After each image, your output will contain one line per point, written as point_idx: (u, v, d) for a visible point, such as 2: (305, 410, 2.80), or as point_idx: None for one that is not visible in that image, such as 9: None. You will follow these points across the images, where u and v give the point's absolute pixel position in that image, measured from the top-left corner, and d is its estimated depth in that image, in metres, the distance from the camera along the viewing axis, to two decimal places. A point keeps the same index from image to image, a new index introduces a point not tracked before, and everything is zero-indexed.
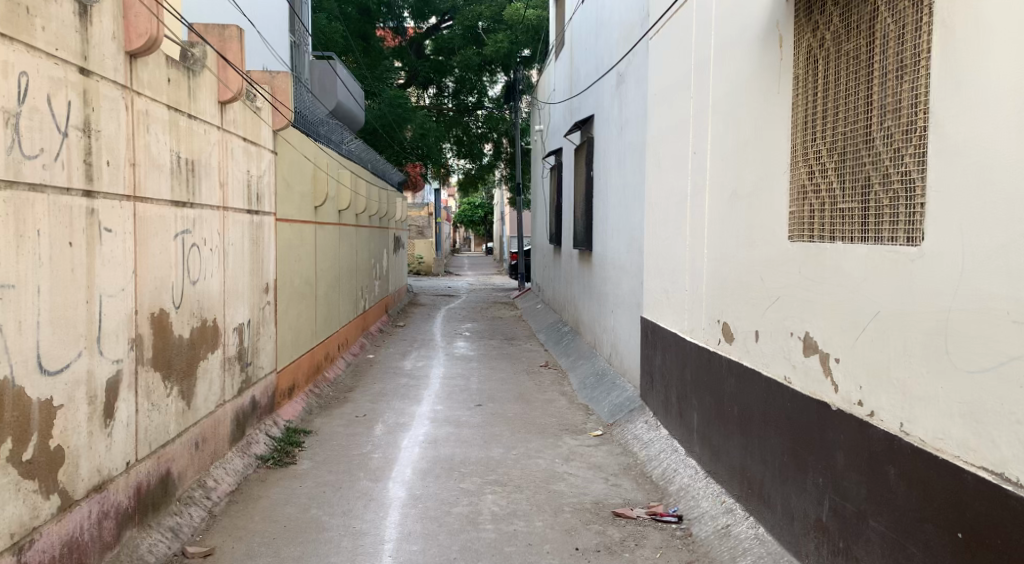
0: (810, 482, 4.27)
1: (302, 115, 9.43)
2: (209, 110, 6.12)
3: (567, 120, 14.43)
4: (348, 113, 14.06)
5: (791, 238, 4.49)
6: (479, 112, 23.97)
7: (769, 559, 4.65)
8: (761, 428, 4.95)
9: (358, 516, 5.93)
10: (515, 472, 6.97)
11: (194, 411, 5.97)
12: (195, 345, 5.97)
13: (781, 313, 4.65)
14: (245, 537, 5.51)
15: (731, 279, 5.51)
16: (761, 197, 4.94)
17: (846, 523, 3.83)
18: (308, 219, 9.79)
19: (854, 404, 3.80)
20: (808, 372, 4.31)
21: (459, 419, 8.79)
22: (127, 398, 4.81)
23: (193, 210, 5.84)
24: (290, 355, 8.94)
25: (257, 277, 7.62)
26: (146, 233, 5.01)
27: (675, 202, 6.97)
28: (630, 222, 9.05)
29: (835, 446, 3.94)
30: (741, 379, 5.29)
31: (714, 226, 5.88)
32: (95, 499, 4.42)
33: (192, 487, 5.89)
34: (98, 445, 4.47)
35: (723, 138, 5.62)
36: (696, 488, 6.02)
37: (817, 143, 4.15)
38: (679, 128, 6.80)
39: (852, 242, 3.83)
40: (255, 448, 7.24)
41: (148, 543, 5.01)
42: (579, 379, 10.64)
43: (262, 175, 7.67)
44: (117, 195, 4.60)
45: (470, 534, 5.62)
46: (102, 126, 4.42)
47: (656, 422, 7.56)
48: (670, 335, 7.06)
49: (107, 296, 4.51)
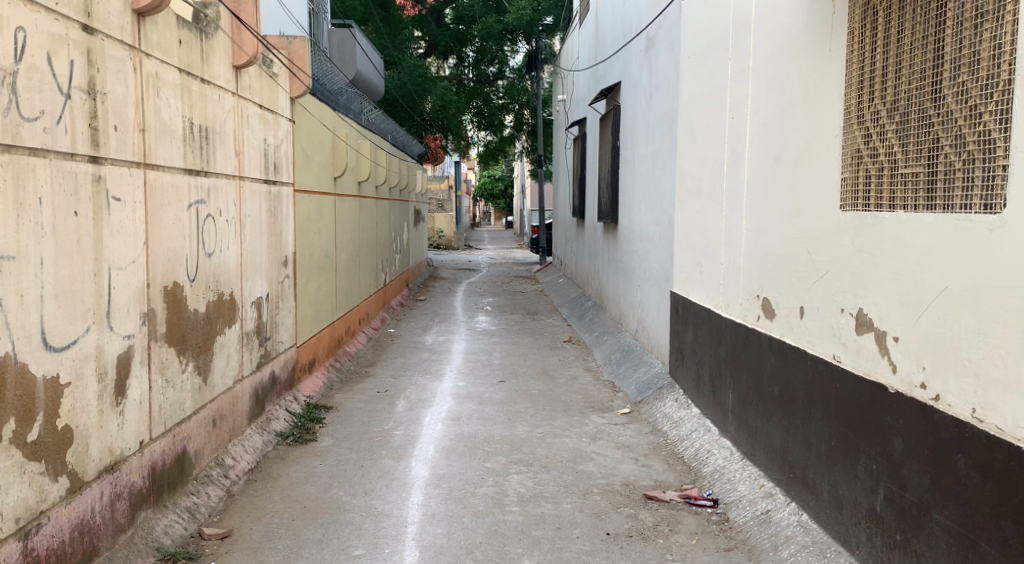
0: (861, 468, 4.03)
1: (321, 82, 9.16)
2: (223, 75, 5.87)
3: (592, 89, 14.09)
4: (367, 83, 13.75)
5: (843, 207, 4.19)
6: (500, 82, 23.93)
7: (815, 548, 4.40)
8: (805, 409, 4.69)
9: (381, 496, 5.72)
10: (541, 452, 6.74)
11: (211, 388, 5.77)
12: (212, 319, 5.76)
13: (830, 288, 4.36)
14: (263, 518, 5.32)
15: (773, 252, 5.21)
16: (809, 164, 4.63)
17: (906, 514, 3.59)
18: (327, 189, 9.55)
19: (916, 386, 3.53)
20: (862, 350, 4.02)
21: (482, 396, 8.57)
22: (139, 375, 4.60)
23: (207, 179, 5.60)
24: (310, 329, 8.75)
25: (275, 250, 7.40)
26: (158, 201, 4.77)
27: (709, 170, 6.67)
28: (659, 194, 8.73)
29: (893, 431, 3.69)
30: (783, 357, 5.01)
31: (754, 196, 5.57)
32: (107, 480, 4.23)
33: (209, 466, 5.71)
34: (110, 424, 4.26)
35: (766, 102, 5.28)
36: (732, 471, 5.77)
37: (875, 104, 3.86)
38: (715, 92, 6.48)
39: (916, 210, 3.54)
40: (275, 425, 7.06)
41: (164, 524, 4.82)
42: (605, 354, 10.40)
43: (279, 144, 7.43)
44: (125, 161, 4.35)
45: (496, 517, 5.40)
46: (108, 87, 4.17)
47: (687, 400, 7.30)
48: (702, 311, 6.79)
49: (117, 268, 4.29)
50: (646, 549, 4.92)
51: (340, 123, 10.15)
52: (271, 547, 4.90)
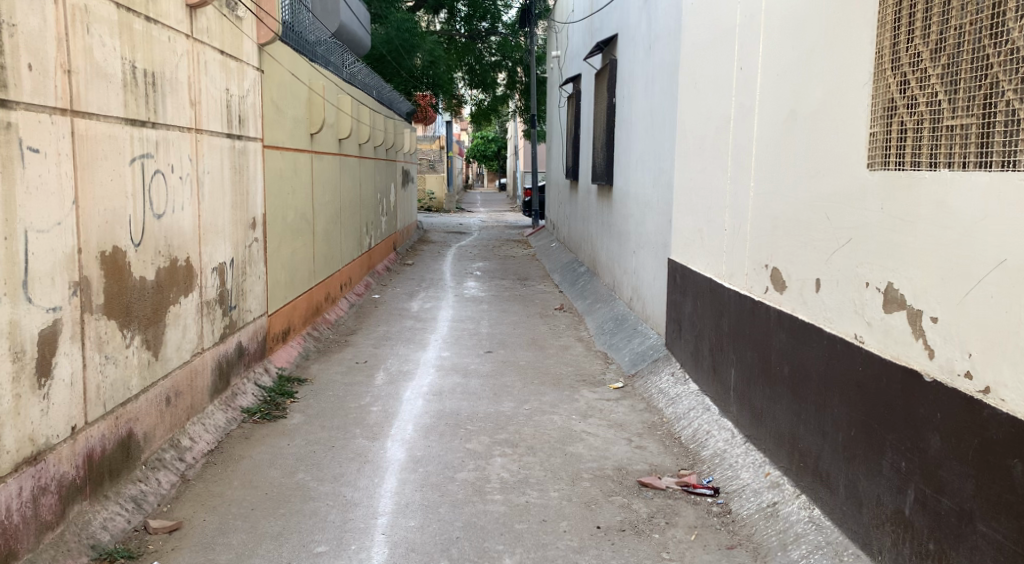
0: (885, 465, 3.55)
1: (294, 31, 8.56)
2: (174, 14, 5.28)
3: (586, 43, 13.47)
4: (353, 37, 13.07)
5: (871, 167, 3.67)
6: (493, 38, 23.05)
7: (830, 550, 3.93)
8: (820, 393, 4.18)
9: (351, 482, 5.21)
10: (527, 431, 6.24)
11: (163, 362, 5.25)
12: (162, 286, 5.21)
13: (853, 259, 3.83)
14: (219, 508, 4.81)
15: (785, 215, 4.68)
16: (828, 115, 4.09)
17: (942, 522, 3.16)
18: (303, 148, 8.95)
19: (959, 375, 3.06)
20: (891, 331, 3.51)
21: (467, 368, 8.06)
22: (69, 352, 4.06)
23: (155, 131, 5.02)
24: (283, 296, 8.20)
25: (241, 211, 6.82)
26: (90, 154, 4.19)
27: (712, 125, 6.10)
28: (657, 154, 8.17)
29: (928, 426, 3.22)
30: (795, 335, 4.49)
31: (764, 155, 5.01)
32: (28, 473, 3.72)
33: (163, 448, 5.20)
34: (30, 410, 3.73)
35: (781, 48, 4.72)
36: (733, 456, 5.29)
37: (915, 43, 3.34)
38: (720, 37, 5.91)
39: (966, 169, 3.06)
40: (240, 401, 6.55)
41: (103, 517, 4.31)
42: (598, 324, 9.87)
43: (245, 95, 6.82)
44: (45, 107, 3.79)
45: (476, 507, 4.91)
46: (20, 18, 3.60)
47: (684, 375, 6.79)
48: (702, 280, 6.28)
49: (36, 232, 3.73)
50: (640, 546, 4.44)
51: (317, 77, 9.51)
52: (225, 543, 4.40)
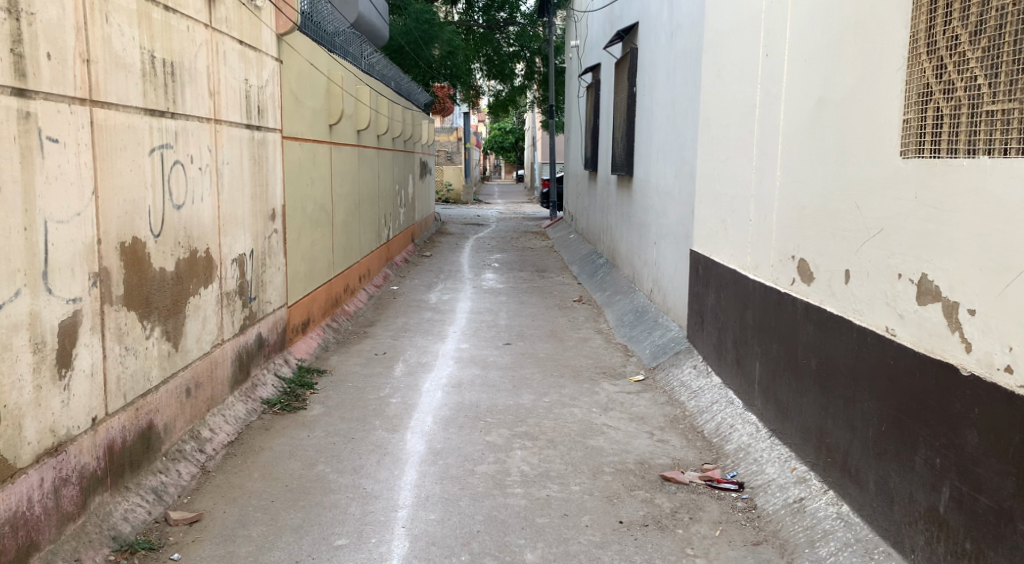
0: (918, 460, 3.46)
1: (312, 20, 8.51)
2: (193, 3, 5.24)
3: (606, 32, 13.33)
4: (371, 28, 13.03)
5: (904, 155, 3.57)
6: (511, 28, 22.90)
7: (860, 548, 3.85)
8: (849, 387, 4.09)
9: (371, 474, 5.18)
10: (547, 424, 6.17)
11: (183, 353, 5.22)
12: (182, 277, 5.18)
13: (885, 250, 3.74)
14: (239, 500, 4.78)
15: (813, 205, 4.59)
16: (859, 100, 3.99)
17: (979, 521, 3.08)
18: (322, 138, 8.91)
19: (998, 369, 2.98)
20: (924, 324, 3.42)
21: (485, 360, 8.02)
22: (89, 343, 4.03)
23: (175, 121, 4.99)
24: (303, 287, 8.18)
25: (261, 202, 6.79)
26: (109, 143, 4.16)
27: (736, 113, 6.01)
28: (679, 143, 8.07)
29: (965, 422, 3.13)
30: (823, 328, 4.40)
31: (791, 144, 4.92)
32: (50, 464, 3.70)
33: (183, 439, 5.18)
34: (51, 401, 3.71)
35: (809, 35, 4.62)
36: (758, 451, 5.21)
37: (953, 26, 3.24)
38: (745, 24, 5.80)
39: (1006, 156, 2.97)
40: (260, 392, 6.54)
41: (124, 508, 4.29)
42: (618, 316, 9.79)
43: (264, 85, 6.78)
44: (64, 97, 3.76)
45: (497, 500, 4.86)
46: (38, 7, 3.56)
47: (707, 367, 6.71)
48: (725, 272, 6.19)
49: (56, 222, 3.71)
50: (664, 542, 4.37)
51: (336, 67, 9.47)
52: (244, 535, 4.37)
